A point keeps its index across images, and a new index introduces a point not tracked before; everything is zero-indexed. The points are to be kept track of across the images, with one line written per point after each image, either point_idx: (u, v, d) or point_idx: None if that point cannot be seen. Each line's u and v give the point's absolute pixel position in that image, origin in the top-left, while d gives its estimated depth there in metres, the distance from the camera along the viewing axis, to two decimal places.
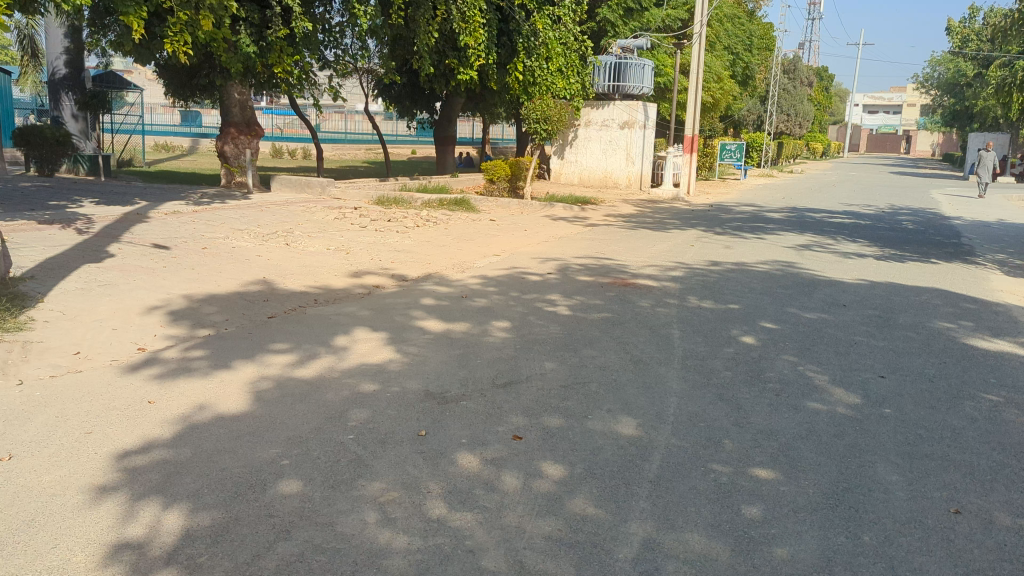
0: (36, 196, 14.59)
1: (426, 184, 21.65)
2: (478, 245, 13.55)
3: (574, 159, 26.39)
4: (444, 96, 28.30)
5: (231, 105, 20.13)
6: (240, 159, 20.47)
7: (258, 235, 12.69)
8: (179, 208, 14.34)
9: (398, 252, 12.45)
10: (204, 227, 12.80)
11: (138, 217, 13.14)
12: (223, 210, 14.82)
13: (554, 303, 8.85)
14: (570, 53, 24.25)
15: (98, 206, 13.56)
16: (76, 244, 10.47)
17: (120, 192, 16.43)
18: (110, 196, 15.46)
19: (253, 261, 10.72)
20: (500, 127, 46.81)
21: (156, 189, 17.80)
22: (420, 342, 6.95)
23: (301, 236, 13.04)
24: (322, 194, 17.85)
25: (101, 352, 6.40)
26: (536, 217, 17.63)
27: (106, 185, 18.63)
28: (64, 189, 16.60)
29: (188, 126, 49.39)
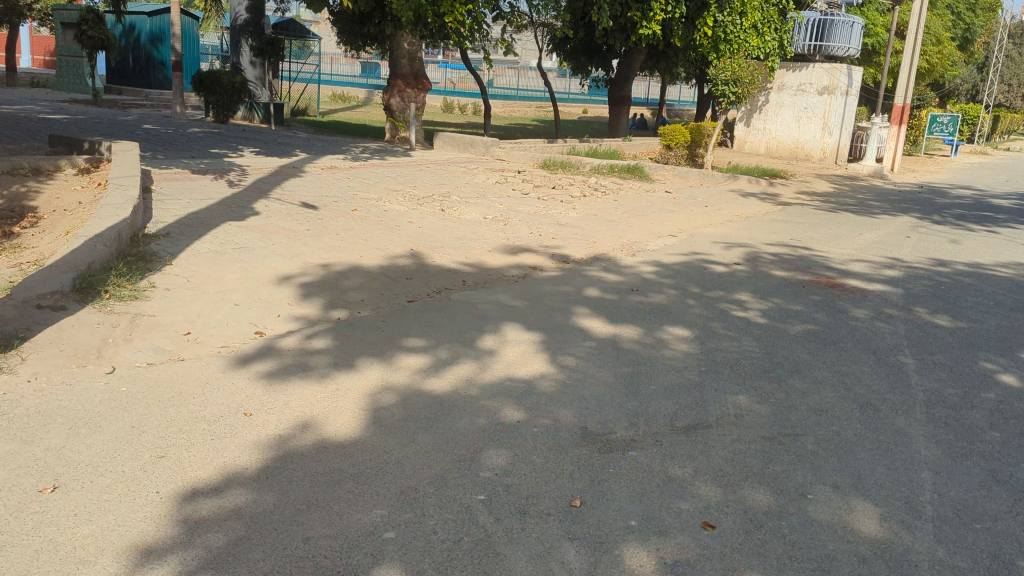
0: (203, 147, 14.51)
1: (595, 148, 20.18)
2: (650, 221, 12.02)
3: (762, 126, 24.00)
4: (623, 53, 26.54)
5: (401, 56, 19.35)
6: (405, 113, 19.79)
7: (412, 198, 11.81)
8: (338, 164, 13.77)
9: (560, 226, 11.17)
10: (359, 187, 12.09)
11: (295, 172, 12.64)
12: (382, 167, 14.12)
13: (744, 307, 7.26)
14: (768, 7, 21.93)
15: (257, 161, 13.21)
16: (225, 200, 10.00)
17: (285, 145, 16.17)
18: (273, 149, 15.18)
19: (402, 230, 9.80)
20: (678, 89, 44.35)
21: (322, 142, 17.49)
22: (580, 353, 5.63)
23: (457, 201, 12.04)
24: (485, 155, 16.84)
25: (213, 335, 5.62)
26: (715, 191, 15.78)
27: (274, 136, 18.53)
28: (234, 138, 16.56)
29: (366, 76, 50.25)
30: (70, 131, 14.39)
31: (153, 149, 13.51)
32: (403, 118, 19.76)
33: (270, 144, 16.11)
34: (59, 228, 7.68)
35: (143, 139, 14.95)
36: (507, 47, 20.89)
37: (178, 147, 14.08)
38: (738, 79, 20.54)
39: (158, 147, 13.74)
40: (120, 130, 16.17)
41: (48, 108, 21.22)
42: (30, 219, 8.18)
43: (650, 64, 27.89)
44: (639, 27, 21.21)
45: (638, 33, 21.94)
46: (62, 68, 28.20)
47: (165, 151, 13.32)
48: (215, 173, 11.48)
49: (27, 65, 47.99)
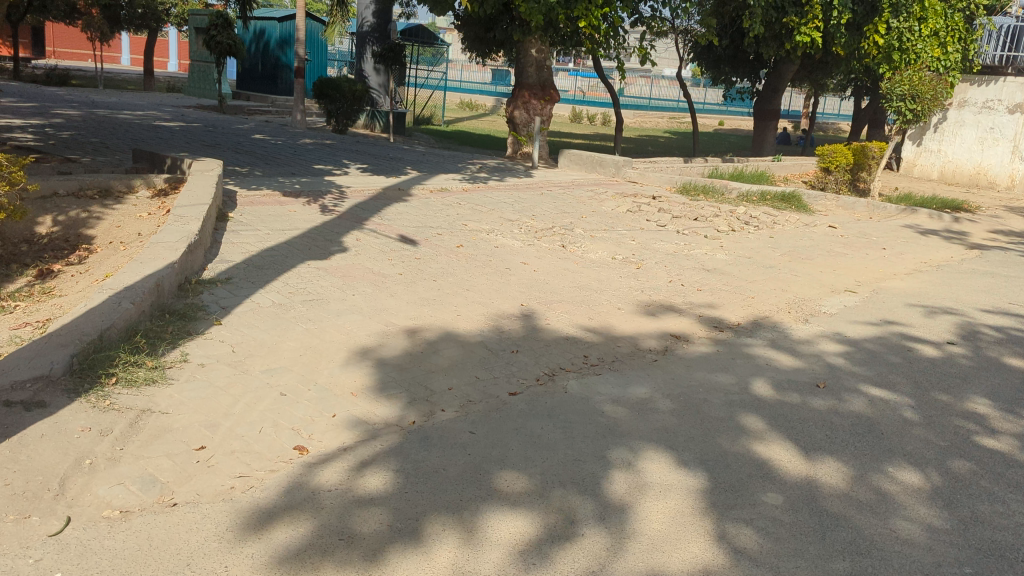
0: (307, 162, 13.33)
1: (741, 169, 17.91)
2: (817, 269, 9.78)
3: (935, 148, 20.94)
4: (773, 62, 24.02)
5: (527, 65, 17.73)
6: (530, 127, 18.23)
7: (528, 234, 10.06)
8: (447, 185, 12.20)
9: (705, 272, 9.12)
10: (466, 216, 10.45)
11: (400, 194, 11.21)
12: (497, 190, 12.45)
13: (989, 426, 5.06)
14: (953, 13, 19.30)
15: (360, 182, 11.83)
16: (311, 231, 8.59)
17: (396, 160, 14.78)
18: (382, 165, 13.80)
19: (512, 276, 8.05)
20: (828, 101, 40.88)
21: (436, 157, 16.06)
22: (762, 522, 3.67)
23: (581, 237, 10.19)
24: (616, 176, 14.92)
25: (234, 452, 4.03)
26: (890, 228, 13.21)
27: (389, 148, 17.28)
28: (344, 152, 15.35)
29: (494, 84, 49.24)
30: (173, 143, 13.56)
31: (251, 163, 12.41)
32: (527, 132, 18.20)
33: (380, 159, 14.78)
34: (103, 269, 6.41)
35: (248, 150, 13.95)
36: (645, 56, 18.92)
37: (279, 163, 12.92)
38: (918, 95, 17.28)
39: (258, 162, 12.61)
40: (228, 140, 15.28)
41: (170, 114, 20.92)
42: (80, 252, 7.00)
43: (802, 74, 25.25)
44: (797, 33, 18.86)
45: (795, 42, 19.60)
46: (194, 73, 28.34)
47: (264, 167, 12.17)
48: (307, 196, 10.13)
49: (174, 69, 49.80)
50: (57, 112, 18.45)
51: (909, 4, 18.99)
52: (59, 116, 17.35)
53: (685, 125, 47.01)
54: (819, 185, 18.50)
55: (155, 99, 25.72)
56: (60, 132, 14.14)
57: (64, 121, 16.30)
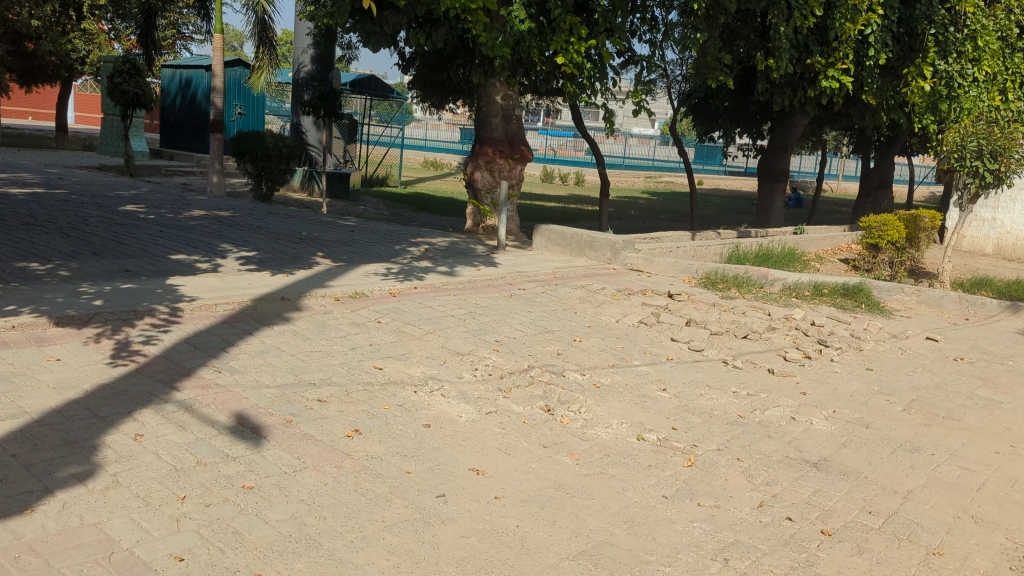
0: (164, 247, 9.08)
1: (767, 246, 14.01)
2: (992, 448, 5.62)
3: (989, 216, 17.24)
4: (782, 114, 20.35)
5: (491, 114, 13.69)
6: (494, 193, 13.98)
7: (486, 387, 5.81)
8: (365, 283, 7.94)
9: (813, 473, 4.93)
10: (383, 354, 6.17)
11: (283, 306, 6.95)
12: (444, 291, 8.24)
13: None
14: (1011, 54, 16.35)
15: (224, 281, 7.56)
16: (47, 417, 4.27)
17: (305, 241, 10.57)
18: (277, 250, 9.60)
19: (446, 527, 3.76)
20: (798, 159, 38.50)
21: (367, 233, 11.87)
22: None
23: (578, 387, 5.97)
24: (612, 264, 10.79)
25: None
26: (1009, 340, 9.23)
27: (307, 220, 13.05)
28: (233, 229, 11.08)
29: (460, 141, 45.66)
30: None
31: (64, 254, 8.13)
32: (492, 200, 13.95)
33: (284, 239, 10.57)
34: None
35: (86, 229, 9.70)
36: (640, 103, 14.93)
37: (116, 250, 8.67)
38: (1000, 151, 13.42)
39: (81, 252, 8.33)
40: (72, 213, 11.00)
41: (44, 176, 16.67)
42: None
43: (812, 129, 21.68)
44: (823, 78, 14.97)
45: (822, 90, 15.85)
46: (101, 129, 24.16)
47: (81, 261, 7.91)
48: (103, 317, 5.84)
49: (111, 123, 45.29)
50: None
51: (959, 43, 15.71)
52: None
53: (664, 183, 43.58)
54: (866, 267, 14.55)
55: (45, 158, 21.39)
56: None
57: None
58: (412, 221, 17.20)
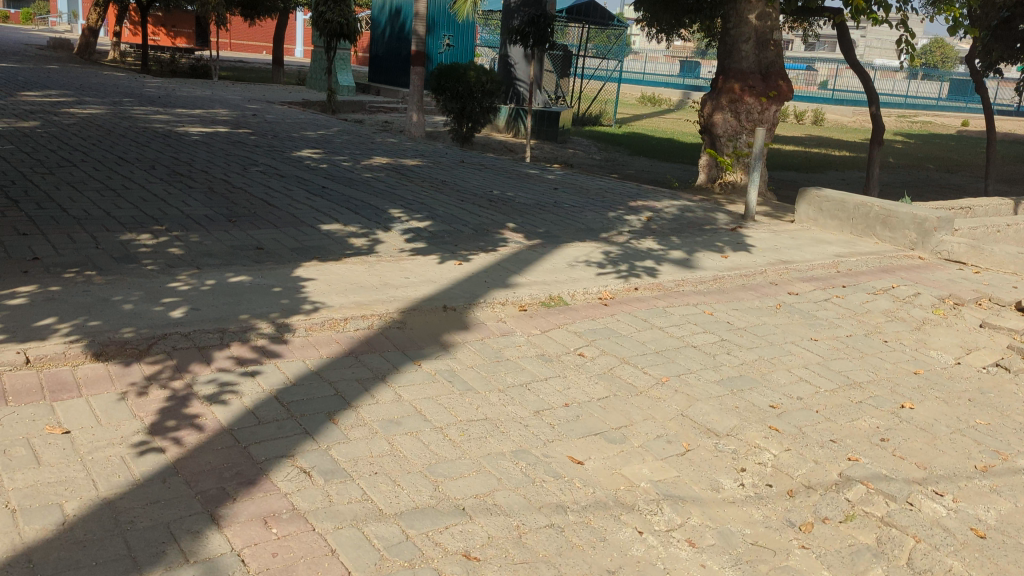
0: (318, 210, 7.18)
1: None
2: None
3: None
4: None
5: (740, 39, 10.69)
6: (739, 140, 10.86)
7: (766, 523, 3.24)
8: (567, 284, 5.52)
9: None
10: (586, 430, 3.75)
11: (444, 322, 4.68)
12: (681, 297, 5.61)
13: None
14: None
15: (373, 271, 5.44)
16: None
17: (493, 204, 8.35)
18: (457, 219, 7.44)
19: None
20: None
21: (572, 192, 9.44)
22: None
23: (944, 536, 3.22)
24: (916, 251, 7.59)
25: None
26: None
27: (503, 171, 10.87)
28: (410, 184, 9.10)
29: (681, 75, 41.72)
30: (113, 171, 7.88)
31: (192, 221, 6.41)
32: (734, 149, 10.86)
33: (468, 200, 8.41)
34: None
35: (238, 181, 8.04)
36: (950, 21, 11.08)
37: (259, 214, 6.87)
38: None
39: (212, 219, 6.57)
40: (238, 158, 9.50)
41: (240, 113, 15.74)
42: None
43: None
44: None
45: None
46: (311, 64, 23.59)
47: (206, 232, 6.13)
48: (167, 344, 3.86)
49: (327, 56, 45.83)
50: (72, 109, 13.54)
51: None
52: (58, 114, 12.40)
53: (919, 124, 37.39)
54: None
55: (253, 94, 20.89)
56: None
57: (42, 123, 11.22)
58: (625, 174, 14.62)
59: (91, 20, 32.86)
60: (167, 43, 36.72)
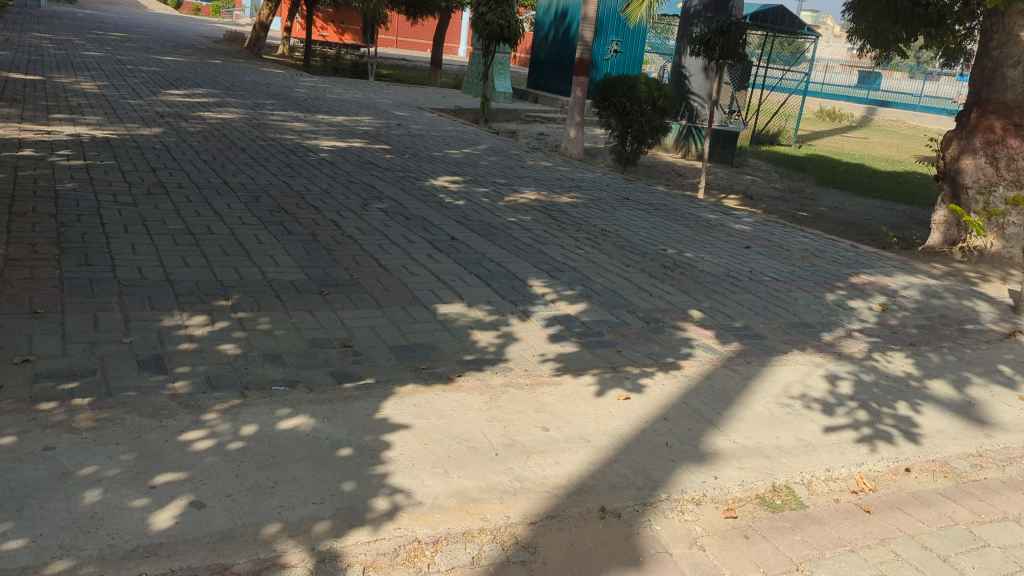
0: (438, 279, 5.49)
1: None
2: None
3: None
4: None
5: (1004, 62, 8.17)
6: (994, 193, 8.28)
7: None
8: (797, 464, 3.49)
9: None
10: None
11: (602, 552, 2.77)
12: (984, 503, 3.43)
13: None
14: None
15: (495, 411, 3.60)
16: None
17: (668, 273, 6.39)
18: (618, 299, 5.54)
19: None
20: None
21: (769, 256, 7.32)
22: None
23: None
24: None
25: None
26: None
27: (674, 215, 8.88)
28: (560, 233, 7.30)
29: (865, 89, 37.78)
30: (207, 206, 6.54)
31: (272, 292, 4.85)
32: (985, 205, 8.30)
33: (632, 264, 6.51)
34: None
35: (350, 227, 6.52)
36: None
37: (362, 282, 5.26)
38: None
39: (301, 288, 5.01)
40: (361, 189, 8.05)
41: (385, 123, 14.58)
42: None
43: None
44: None
45: None
46: (468, 68, 22.92)
47: (280, 315, 4.55)
48: None
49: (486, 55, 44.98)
50: (211, 112, 12.71)
51: None
52: (190, 120, 11.54)
53: None
54: None
55: (404, 99, 19.85)
56: (64, 154, 7.85)
57: (167, 130, 10.31)
58: (815, 220, 12.27)
59: (262, 15, 33.28)
60: (334, 38, 36.77)
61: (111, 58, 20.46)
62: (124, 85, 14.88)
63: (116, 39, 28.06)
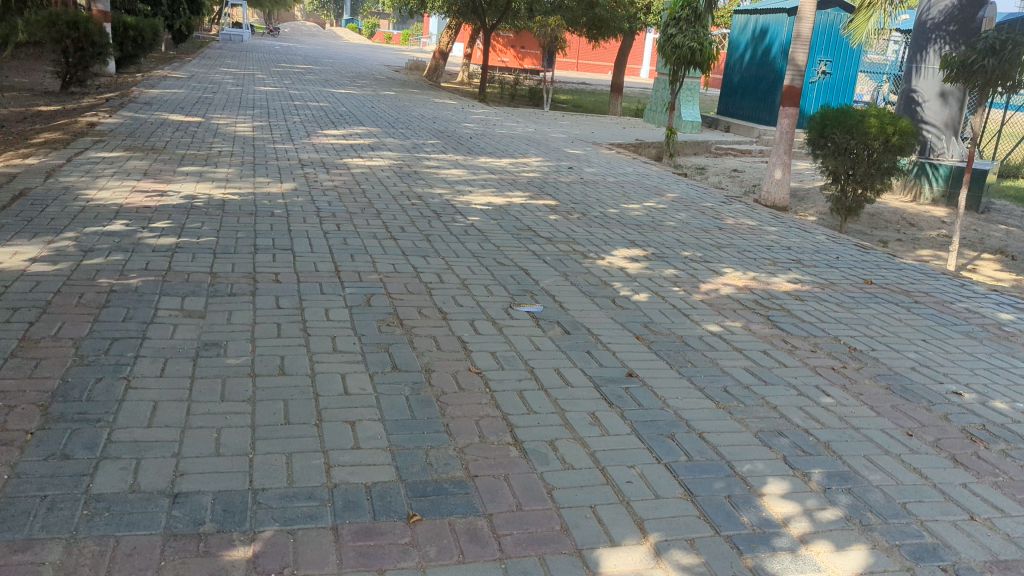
0: (603, 477, 3.37)
1: None
2: None
3: None
4: None
5: None
6: None
7: None
8: None
9: None
10: None
11: None
12: None
13: None
14: None
15: None
16: None
17: (983, 457, 3.92)
18: (920, 541, 3.15)
19: None
20: None
21: None
22: None
23: None
24: None
25: None
26: None
27: (945, 315, 6.28)
28: (789, 357, 4.97)
29: None
30: (294, 318, 4.84)
31: (327, 519, 2.93)
32: None
33: (919, 434, 4.06)
34: None
35: (481, 353, 4.57)
36: None
37: (480, 485, 3.24)
38: None
39: (380, 502, 3.06)
40: (509, 278, 6.13)
41: (555, 166, 12.76)
42: None
43: None
44: None
45: None
46: (652, 94, 20.76)
47: None
48: None
49: None
50: (361, 157, 11.41)
51: None
52: (335, 169, 10.23)
53: None
54: None
55: (580, 133, 18.03)
56: (163, 228, 6.56)
57: (302, 185, 8.97)
58: None
59: (440, 43, 32.71)
60: (513, 64, 35.68)
61: (284, 94, 20.15)
62: (284, 126, 14.04)
63: (297, 72, 28.27)
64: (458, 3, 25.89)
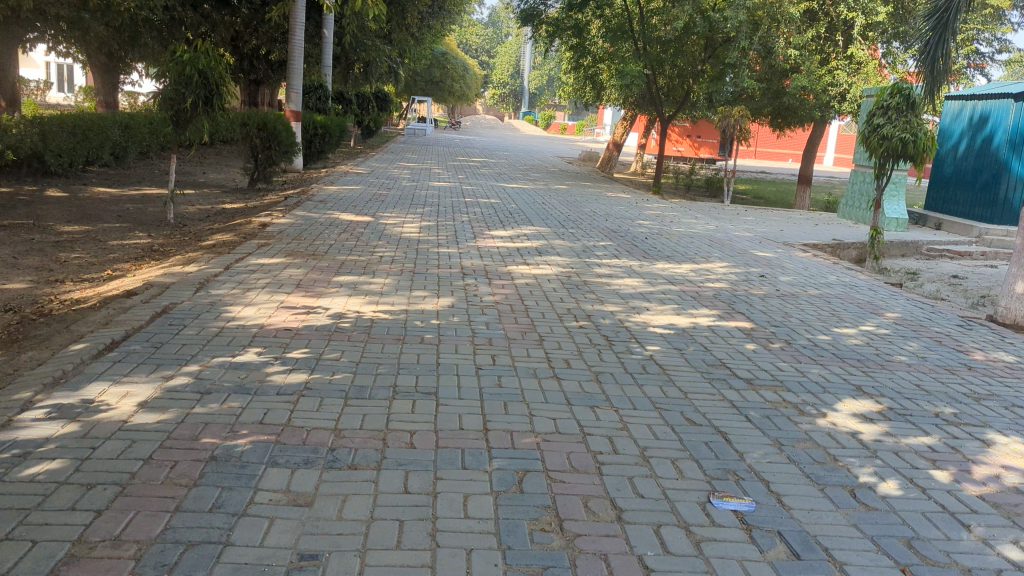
0: None
1: None
2: None
3: None
4: None
5: None
6: None
7: None
8: None
9: None
10: None
11: None
12: None
13: None
14: None
15: None
16: None
17: None
18: None
19: None
20: None
21: None
22: None
23: None
24: None
25: None
26: None
27: None
28: None
29: None
30: (422, 512, 3.67)
31: None
32: None
33: None
34: None
35: None
36: None
37: None
38: None
39: None
40: (704, 446, 4.71)
41: (744, 274, 11.22)
42: None
43: None
44: None
45: None
46: (851, 188, 18.73)
47: None
48: None
49: None
50: (526, 263, 10.43)
51: None
52: (498, 278, 9.29)
53: None
54: None
55: (768, 232, 16.34)
56: (294, 360, 5.71)
57: (460, 299, 8.04)
58: None
59: (614, 134, 32.03)
60: (689, 153, 34.43)
61: (456, 189, 19.93)
62: (450, 225, 13.45)
63: (472, 165, 28.44)
64: (635, 94, 25.14)
